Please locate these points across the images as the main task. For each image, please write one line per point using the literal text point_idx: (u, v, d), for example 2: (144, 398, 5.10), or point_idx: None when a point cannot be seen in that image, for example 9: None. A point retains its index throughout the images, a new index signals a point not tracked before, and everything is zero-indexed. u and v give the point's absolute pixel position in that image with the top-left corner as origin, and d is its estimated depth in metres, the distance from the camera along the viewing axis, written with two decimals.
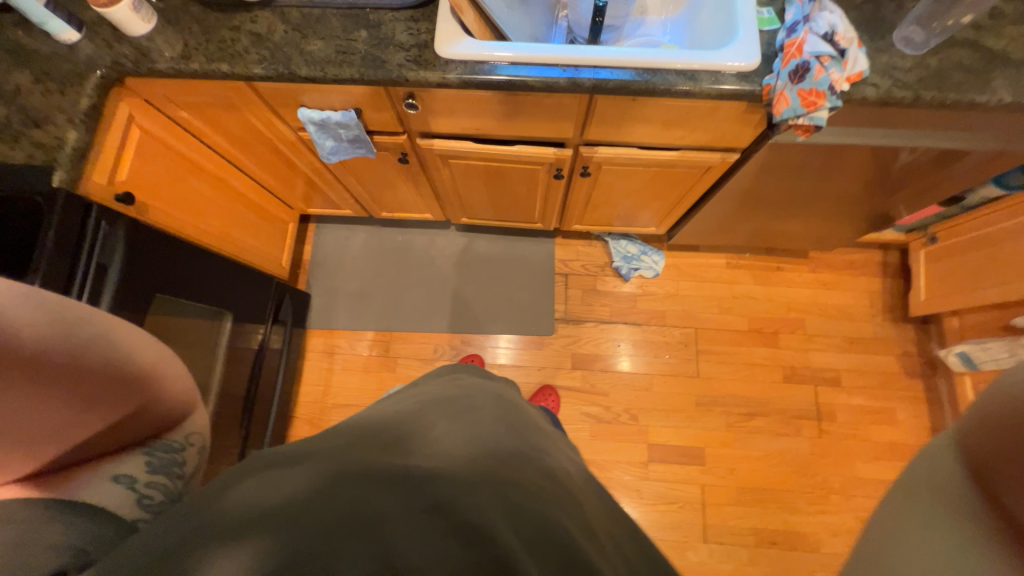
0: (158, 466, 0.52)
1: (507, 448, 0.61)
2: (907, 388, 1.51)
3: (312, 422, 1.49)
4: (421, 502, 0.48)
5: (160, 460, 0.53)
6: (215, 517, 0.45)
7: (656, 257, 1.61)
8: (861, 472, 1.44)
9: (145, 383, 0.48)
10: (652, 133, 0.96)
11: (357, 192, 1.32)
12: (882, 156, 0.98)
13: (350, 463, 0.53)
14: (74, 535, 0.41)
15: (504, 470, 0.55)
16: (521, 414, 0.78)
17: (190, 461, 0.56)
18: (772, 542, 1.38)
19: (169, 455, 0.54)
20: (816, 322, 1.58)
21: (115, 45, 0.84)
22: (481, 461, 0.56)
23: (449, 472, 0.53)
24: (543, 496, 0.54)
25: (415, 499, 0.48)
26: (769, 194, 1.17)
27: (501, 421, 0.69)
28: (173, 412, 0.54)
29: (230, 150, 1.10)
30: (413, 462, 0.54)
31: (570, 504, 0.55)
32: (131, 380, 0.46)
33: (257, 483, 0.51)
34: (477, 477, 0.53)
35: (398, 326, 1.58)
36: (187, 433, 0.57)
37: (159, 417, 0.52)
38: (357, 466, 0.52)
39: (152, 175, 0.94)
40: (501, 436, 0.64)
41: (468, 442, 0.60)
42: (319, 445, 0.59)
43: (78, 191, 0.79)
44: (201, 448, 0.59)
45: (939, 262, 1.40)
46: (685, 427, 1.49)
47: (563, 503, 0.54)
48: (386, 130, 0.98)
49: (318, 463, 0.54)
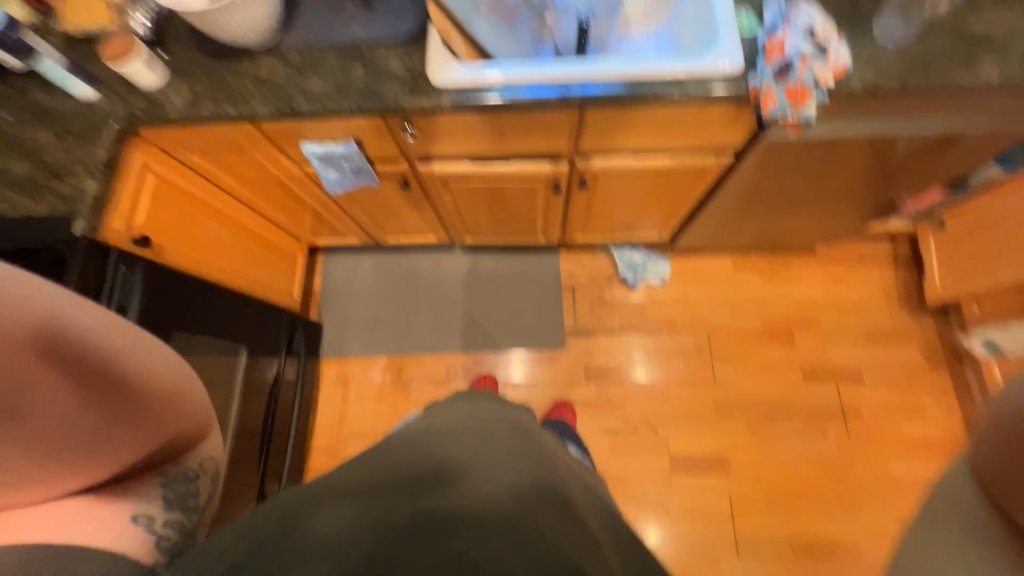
0: (174, 500, 0.53)
1: (525, 482, 0.61)
2: (933, 379, 1.47)
3: (329, 452, 1.48)
4: (440, 548, 0.48)
5: (175, 493, 0.54)
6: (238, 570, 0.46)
7: (661, 263, 1.61)
8: (895, 471, 1.39)
9: (164, 406, 0.49)
10: (645, 141, 0.98)
11: (362, 220, 1.35)
12: (879, 148, 0.98)
13: (371, 508, 0.54)
14: None
15: (523, 514, 0.54)
16: (540, 445, 0.77)
17: (205, 491, 0.57)
18: (808, 551, 1.32)
19: (184, 487, 0.55)
20: (830, 319, 1.55)
21: (128, 98, 0.89)
22: (499, 500, 0.56)
23: (465, 515, 0.53)
24: (561, 535, 0.53)
25: (433, 546, 0.48)
26: (769, 193, 1.18)
27: (518, 451, 0.69)
28: (194, 430, 0.54)
29: (241, 190, 1.14)
30: (430, 502, 0.55)
31: (589, 543, 0.54)
32: (149, 401, 0.47)
33: (277, 532, 0.52)
34: (493, 520, 0.53)
35: (409, 350, 1.59)
36: (202, 460, 0.57)
37: (179, 436, 0.53)
38: (377, 511, 0.53)
39: (167, 217, 0.99)
40: (518, 467, 0.64)
41: (487, 482, 0.59)
42: (339, 485, 0.60)
43: (98, 237, 0.82)
44: (216, 473, 0.59)
45: (950, 248, 1.38)
46: (707, 434, 1.45)
47: (582, 543, 0.53)
48: (386, 158, 1.02)
49: (339, 507, 0.55)
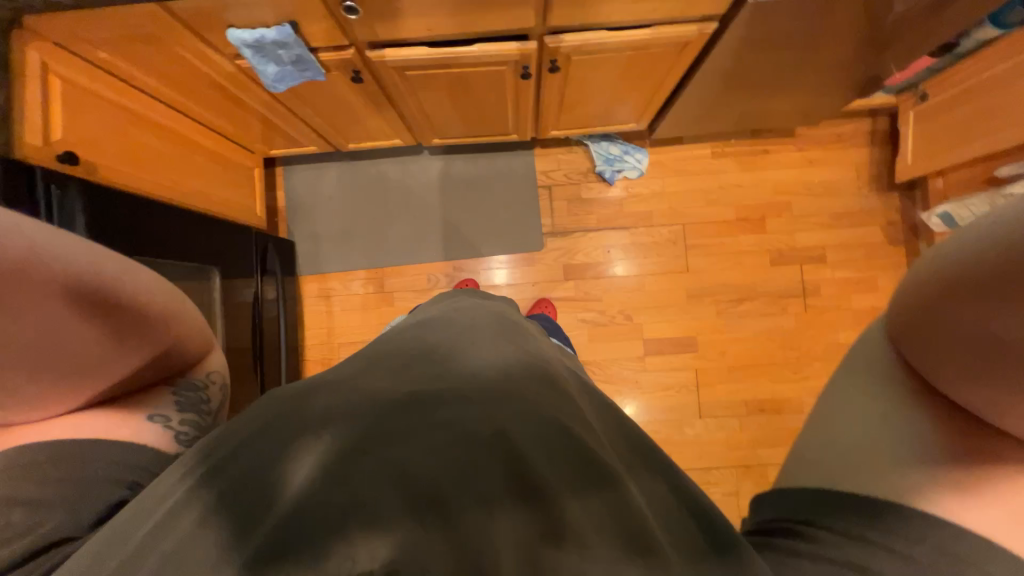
0: (188, 404, 0.63)
1: (508, 361, 0.63)
2: (890, 255, 1.55)
3: (323, 362, 1.55)
4: (433, 420, 0.51)
5: (188, 399, 0.63)
6: (238, 452, 0.48)
7: (639, 155, 1.56)
8: (843, 338, 1.54)
9: (159, 324, 0.56)
10: (620, 9, 0.87)
11: (316, 124, 1.23)
12: (875, 7, 0.91)
13: (363, 392, 0.55)
14: (121, 473, 0.52)
15: (506, 388, 0.56)
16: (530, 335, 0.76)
17: (215, 398, 0.67)
18: (761, 409, 1.52)
19: (195, 394, 0.64)
20: (802, 203, 1.57)
21: None
22: (485, 377, 0.58)
23: (454, 391, 0.55)
24: (546, 400, 0.56)
25: (427, 419, 0.51)
26: (753, 69, 1.10)
27: (502, 338, 0.72)
28: (190, 346, 0.62)
29: (171, 95, 1.01)
30: (418, 384, 0.57)
31: (570, 404, 0.58)
32: (143, 318, 0.54)
33: (268, 418, 0.52)
34: (481, 391, 0.55)
35: (388, 262, 1.58)
36: (207, 372, 0.66)
37: (177, 350, 0.60)
38: (368, 395, 0.55)
39: (93, 131, 0.88)
40: (501, 351, 0.66)
41: (472, 368, 0.60)
42: (328, 379, 0.61)
43: (13, 154, 0.75)
44: (223, 385, 0.69)
45: (927, 122, 1.36)
46: (678, 319, 1.56)
47: (564, 404, 0.57)
48: (329, 45, 0.89)
49: (329, 396, 0.56)
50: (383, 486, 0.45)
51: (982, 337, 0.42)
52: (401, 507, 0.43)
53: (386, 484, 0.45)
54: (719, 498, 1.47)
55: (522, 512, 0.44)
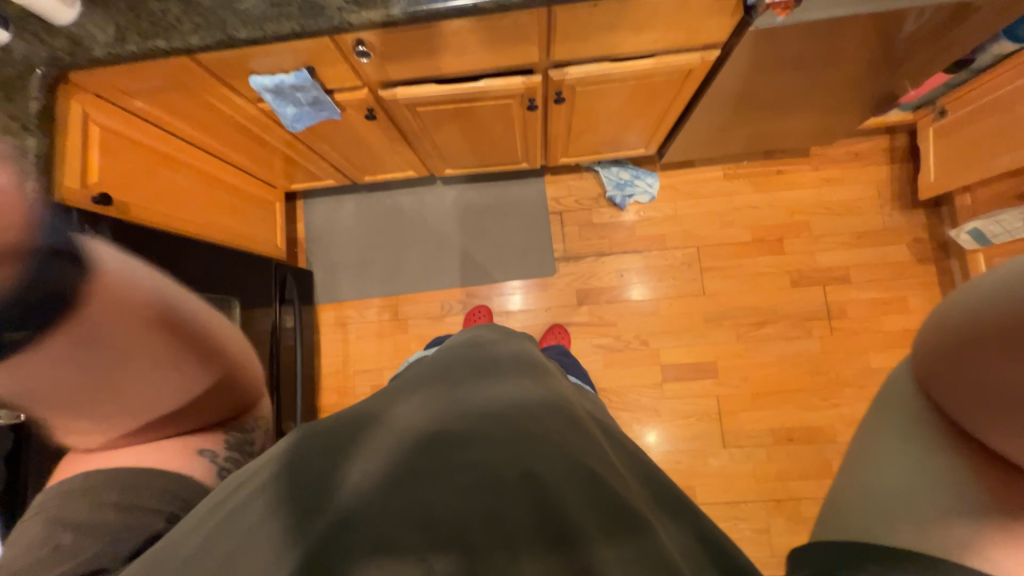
0: (235, 444, 0.65)
1: (531, 402, 0.62)
2: (919, 274, 1.49)
3: (338, 390, 1.56)
4: (455, 465, 0.50)
5: (236, 439, 0.66)
6: (260, 504, 0.46)
7: (650, 179, 1.57)
8: (875, 362, 1.46)
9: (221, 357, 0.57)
10: (623, 42, 0.89)
11: (334, 159, 1.28)
12: (884, 27, 0.90)
13: (384, 439, 0.54)
14: (166, 501, 0.53)
15: (528, 426, 0.56)
16: (551, 373, 0.75)
17: (257, 439, 0.70)
18: (789, 439, 1.44)
19: (241, 435, 0.66)
20: (821, 222, 1.54)
21: (46, 38, 0.79)
22: (507, 417, 0.57)
23: (475, 433, 0.54)
24: (570, 442, 0.55)
25: (448, 465, 0.50)
26: (763, 92, 1.10)
27: (521, 377, 0.71)
28: (245, 396, 0.65)
29: (199, 137, 1.07)
30: (438, 427, 0.56)
31: (595, 448, 0.57)
32: (207, 343, 0.55)
33: (288, 464, 0.51)
34: (502, 433, 0.54)
35: (403, 290, 1.60)
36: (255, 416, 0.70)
37: (233, 396, 0.63)
38: (390, 441, 0.54)
39: (123, 171, 0.93)
40: (520, 390, 0.66)
41: (494, 405, 0.60)
42: (347, 420, 0.60)
43: (53, 197, 0.79)
44: (265, 428, 0.73)
45: (949, 137, 1.32)
46: (696, 344, 1.51)
47: (589, 447, 0.55)
48: (345, 86, 0.94)
49: (349, 442, 0.55)
50: (408, 525, 0.44)
51: (1012, 385, 0.48)
52: (426, 544, 0.43)
53: (412, 521, 0.44)
54: (748, 535, 1.38)
55: (550, 553, 0.42)
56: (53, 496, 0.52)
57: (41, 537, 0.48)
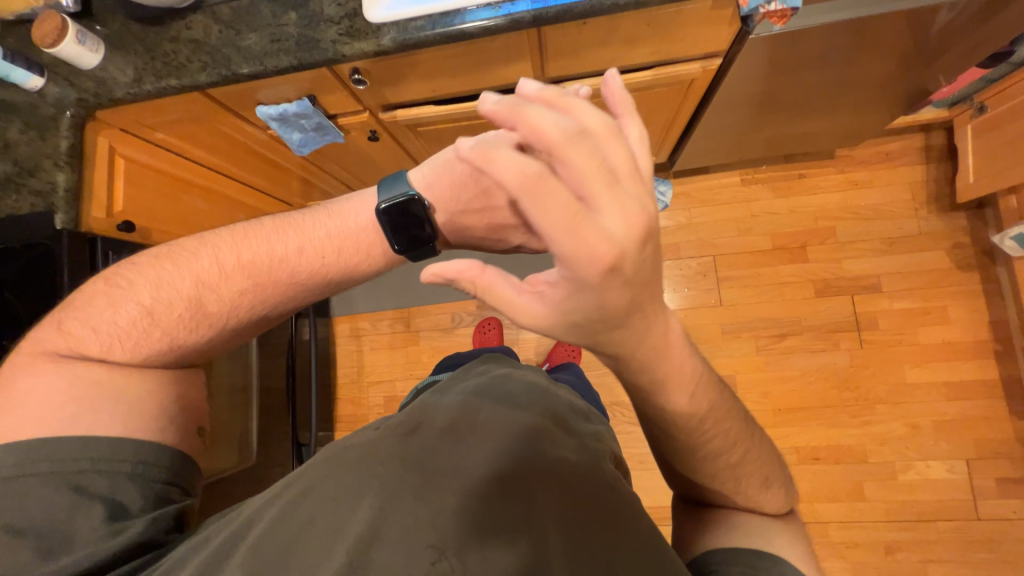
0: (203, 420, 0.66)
1: (550, 428, 0.64)
2: (960, 282, 1.38)
3: (353, 400, 1.61)
4: (489, 485, 0.53)
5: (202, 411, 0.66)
6: (313, 520, 0.51)
7: (662, 188, 1.45)
8: (910, 377, 1.37)
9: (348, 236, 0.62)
10: (618, 55, 0.88)
11: (346, 178, 1.31)
12: (910, 25, 0.83)
13: (418, 454, 0.56)
14: (155, 484, 0.56)
15: (557, 458, 0.59)
16: (558, 397, 0.78)
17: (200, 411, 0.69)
18: (815, 458, 1.37)
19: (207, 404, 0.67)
20: (848, 228, 1.45)
21: (75, 82, 0.85)
22: (535, 441, 0.60)
23: (505, 454, 0.57)
24: (592, 478, 0.58)
25: (482, 486, 0.53)
26: (778, 96, 1.05)
27: (539, 403, 0.71)
28: (203, 354, 0.63)
29: (218, 162, 1.11)
30: (472, 446, 0.58)
31: (615, 480, 0.61)
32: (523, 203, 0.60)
33: (331, 478, 0.54)
34: (532, 460, 0.57)
35: (415, 302, 1.63)
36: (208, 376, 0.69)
37: (197, 348, 0.62)
38: (424, 456, 0.56)
39: (145, 197, 1.02)
40: (541, 415, 0.67)
41: (509, 419, 0.63)
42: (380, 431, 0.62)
43: (81, 228, 0.88)
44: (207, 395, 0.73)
45: (991, 134, 1.22)
46: (713, 357, 1.46)
47: (611, 482, 0.59)
48: (347, 111, 0.96)
49: (383, 452, 0.56)
50: (452, 531, 0.49)
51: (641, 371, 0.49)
52: (466, 542, 0.48)
53: (442, 516, 0.50)
54: None
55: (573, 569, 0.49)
56: (32, 459, 0.51)
57: (46, 499, 0.50)
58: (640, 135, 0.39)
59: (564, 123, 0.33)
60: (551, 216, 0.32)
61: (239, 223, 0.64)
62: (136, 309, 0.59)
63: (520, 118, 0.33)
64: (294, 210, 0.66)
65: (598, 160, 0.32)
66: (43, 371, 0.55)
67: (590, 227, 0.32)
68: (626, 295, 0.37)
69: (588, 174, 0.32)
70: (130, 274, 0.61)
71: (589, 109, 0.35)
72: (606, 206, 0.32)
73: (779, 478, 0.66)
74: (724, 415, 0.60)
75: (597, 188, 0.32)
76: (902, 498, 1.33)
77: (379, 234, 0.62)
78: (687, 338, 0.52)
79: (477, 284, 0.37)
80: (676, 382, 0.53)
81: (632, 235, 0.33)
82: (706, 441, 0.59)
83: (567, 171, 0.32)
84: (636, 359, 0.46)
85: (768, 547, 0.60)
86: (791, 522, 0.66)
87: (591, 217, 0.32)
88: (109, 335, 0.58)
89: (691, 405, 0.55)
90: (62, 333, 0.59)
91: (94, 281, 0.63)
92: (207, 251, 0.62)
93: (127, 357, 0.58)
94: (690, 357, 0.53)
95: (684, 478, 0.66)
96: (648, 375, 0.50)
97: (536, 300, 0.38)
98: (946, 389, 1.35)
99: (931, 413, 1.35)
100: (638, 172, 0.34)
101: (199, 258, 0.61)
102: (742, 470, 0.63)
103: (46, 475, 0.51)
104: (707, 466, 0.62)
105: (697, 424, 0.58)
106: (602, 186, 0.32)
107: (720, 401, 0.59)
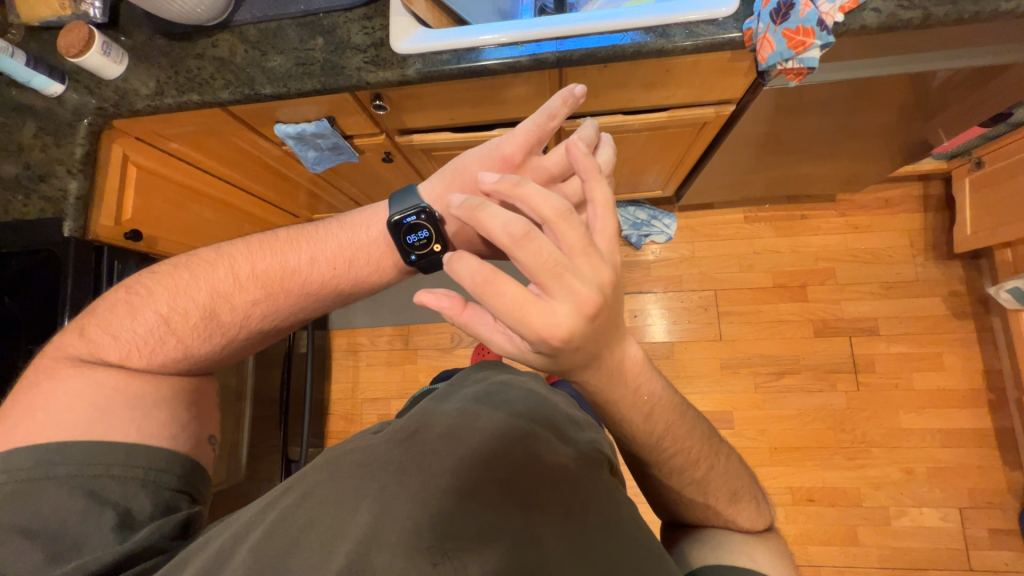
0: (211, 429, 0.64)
1: (547, 436, 0.63)
2: (955, 329, 1.40)
3: (346, 416, 1.59)
4: (487, 493, 0.52)
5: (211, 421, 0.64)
6: (308, 531, 0.48)
7: (667, 220, 1.51)
8: (905, 423, 1.38)
9: (363, 246, 0.63)
10: (635, 97, 0.90)
11: (355, 196, 1.31)
12: (914, 84, 0.86)
13: (412, 462, 0.55)
14: (164, 490, 0.53)
15: (562, 472, 0.57)
16: (557, 406, 0.76)
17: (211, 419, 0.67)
18: (809, 500, 1.37)
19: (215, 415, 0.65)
20: (847, 270, 1.48)
21: (95, 90, 0.85)
22: (534, 453, 0.58)
23: (501, 460, 0.56)
24: (595, 495, 0.56)
25: (477, 494, 0.51)
26: (785, 139, 1.07)
27: (536, 411, 0.69)
28: (215, 363, 0.62)
29: (229, 173, 1.11)
30: (467, 451, 0.56)
31: (619, 498, 0.58)
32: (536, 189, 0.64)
33: (325, 486, 0.53)
34: (533, 471, 0.55)
35: (415, 320, 1.62)
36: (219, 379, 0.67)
37: (209, 357, 0.60)
38: (417, 464, 0.54)
39: (154, 207, 1.02)
40: (535, 422, 0.65)
41: (509, 426, 0.62)
42: (374, 441, 0.60)
43: (88, 236, 0.88)
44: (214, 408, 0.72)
45: (987, 189, 1.26)
46: (711, 392, 1.46)
47: (616, 501, 0.57)
48: (364, 133, 0.97)
49: (375, 461, 0.55)
50: (447, 536, 0.47)
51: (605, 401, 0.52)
52: (463, 546, 0.47)
53: (444, 522, 0.48)
54: None
55: None
56: (43, 461, 0.49)
57: (54, 508, 0.48)
58: (601, 202, 0.44)
59: (513, 227, 0.40)
60: (507, 305, 0.40)
61: (256, 235, 0.63)
62: (153, 317, 0.58)
63: (480, 220, 0.41)
64: (309, 221, 0.66)
65: (546, 257, 0.39)
66: (63, 374, 0.54)
67: (538, 311, 0.39)
68: (576, 351, 0.43)
69: (537, 269, 0.40)
70: (150, 283, 0.61)
71: (542, 199, 0.41)
72: (557, 292, 0.40)
73: (750, 492, 0.66)
74: (684, 433, 0.60)
75: (545, 278, 0.40)
76: (894, 545, 1.32)
77: (391, 246, 0.63)
78: (646, 361, 0.53)
79: (458, 318, 0.44)
80: (630, 406, 0.54)
81: (577, 313, 0.40)
82: (667, 457, 0.61)
83: (521, 266, 0.40)
84: (589, 382, 0.49)
85: (750, 566, 0.60)
86: (771, 539, 0.65)
87: (541, 303, 0.40)
88: (126, 342, 0.57)
89: (646, 423, 0.56)
90: (83, 339, 0.57)
91: (114, 289, 0.62)
92: (223, 262, 0.61)
93: (144, 364, 0.57)
94: (648, 378, 0.54)
95: (667, 497, 0.67)
96: (600, 395, 0.51)
97: (507, 339, 0.44)
98: (940, 436, 1.36)
99: (925, 459, 1.35)
100: (587, 252, 0.40)
101: (215, 269, 0.60)
102: (709, 485, 0.63)
103: (61, 480, 0.49)
104: (672, 481, 0.63)
105: (655, 441, 0.59)
106: (552, 277, 0.40)
107: (680, 421, 0.59)
